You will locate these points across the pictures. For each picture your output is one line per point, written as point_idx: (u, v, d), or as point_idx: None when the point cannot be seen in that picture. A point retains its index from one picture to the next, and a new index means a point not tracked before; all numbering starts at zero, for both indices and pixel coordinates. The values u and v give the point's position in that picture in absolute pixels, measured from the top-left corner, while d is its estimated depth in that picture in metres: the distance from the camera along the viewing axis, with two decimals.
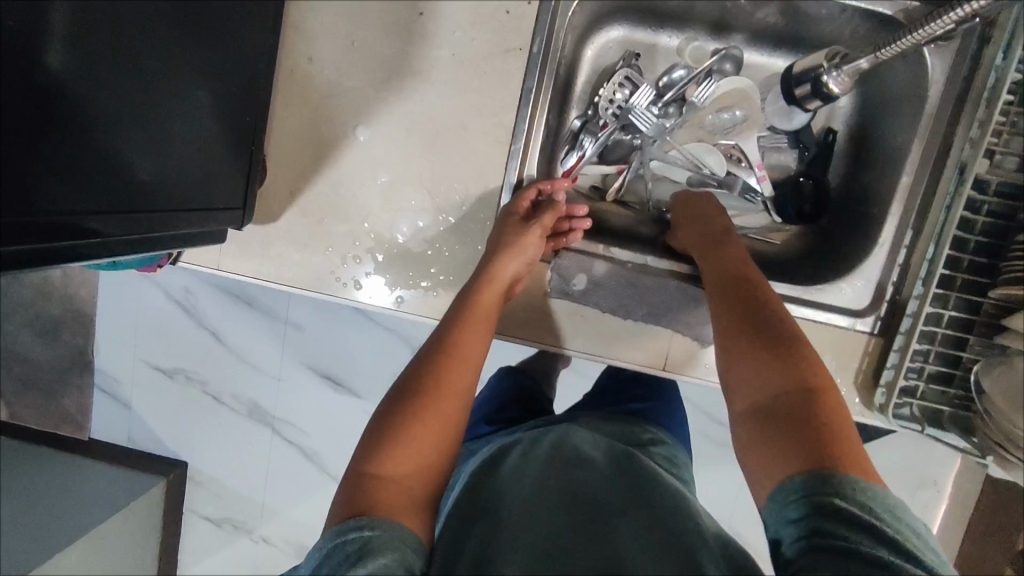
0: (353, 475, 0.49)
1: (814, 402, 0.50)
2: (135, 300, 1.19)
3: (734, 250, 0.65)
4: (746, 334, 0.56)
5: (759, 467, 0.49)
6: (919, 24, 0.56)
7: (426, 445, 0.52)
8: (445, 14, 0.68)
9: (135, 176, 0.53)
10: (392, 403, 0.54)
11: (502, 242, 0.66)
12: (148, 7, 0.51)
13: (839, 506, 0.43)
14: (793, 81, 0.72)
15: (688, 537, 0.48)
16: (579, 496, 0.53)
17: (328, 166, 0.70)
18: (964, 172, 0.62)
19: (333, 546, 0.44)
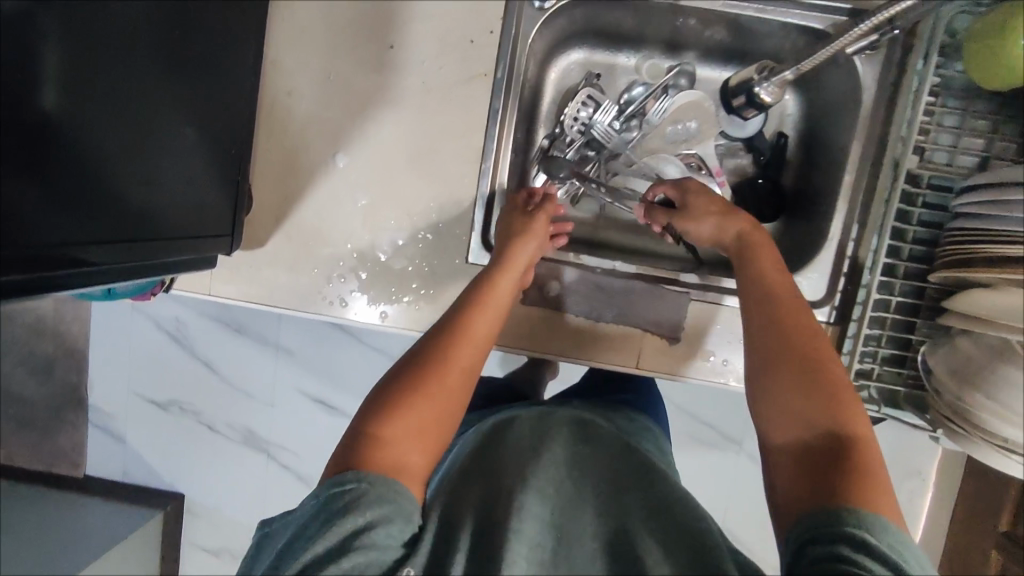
0: (354, 434, 0.52)
1: (850, 453, 0.51)
2: (127, 332, 1.22)
3: (766, 263, 0.64)
4: (792, 367, 0.56)
5: (790, 497, 0.51)
6: (851, 30, 0.62)
7: (431, 424, 0.54)
8: (413, 46, 0.73)
9: (128, 207, 0.58)
10: (401, 372, 0.56)
11: (510, 266, 0.67)
12: (133, 52, 0.56)
13: (853, 535, 0.44)
14: (730, 92, 0.79)
15: (681, 516, 0.50)
16: (585, 462, 0.55)
17: (311, 191, 0.74)
18: (896, 168, 0.67)
19: (330, 493, 0.47)
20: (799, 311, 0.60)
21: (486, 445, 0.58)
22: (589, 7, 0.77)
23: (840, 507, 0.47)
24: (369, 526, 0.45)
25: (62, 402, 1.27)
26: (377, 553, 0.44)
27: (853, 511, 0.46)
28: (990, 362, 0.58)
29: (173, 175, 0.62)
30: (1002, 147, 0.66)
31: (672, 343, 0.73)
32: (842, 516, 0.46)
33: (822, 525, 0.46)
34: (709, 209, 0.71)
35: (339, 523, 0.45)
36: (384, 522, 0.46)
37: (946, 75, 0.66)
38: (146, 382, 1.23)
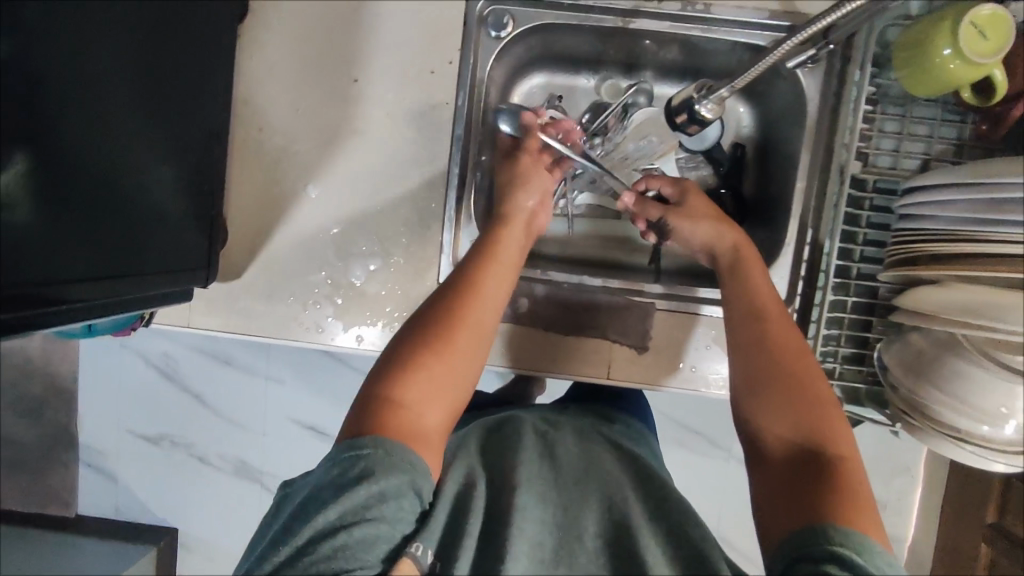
0: (368, 396, 0.55)
1: (836, 465, 0.52)
2: (115, 369, 1.23)
3: (756, 277, 0.66)
4: (783, 387, 0.58)
5: (777, 508, 0.51)
6: (798, 31, 0.58)
7: (440, 392, 0.56)
8: (377, 79, 0.76)
9: (106, 245, 0.60)
10: (412, 338, 0.59)
11: (502, 272, 0.66)
12: (105, 99, 0.58)
13: (839, 553, 0.45)
14: (671, 109, 0.69)
15: (667, 515, 0.54)
16: (593, 466, 0.58)
17: (285, 222, 0.77)
18: (842, 173, 0.70)
19: (346, 457, 0.50)
20: (790, 331, 0.62)
21: (491, 450, 0.59)
22: (544, 34, 0.80)
23: (826, 524, 0.47)
24: (381, 497, 0.47)
25: (52, 441, 1.27)
26: (387, 525, 0.47)
27: (839, 529, 0.46)
28: (944, 356, 0.61)
29: (152, 212, 0.64)
30: (942, 149, 0.69)
31: (641, 352, 0.76)
32: (829, 533, 0.46)
33: (809, 541, 0.47)
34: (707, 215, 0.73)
35: (353, 492, 0.47)
36: (396, 494, 0.48)
37: (883, 84, 0.69)
38: (136, 417, 1.24)
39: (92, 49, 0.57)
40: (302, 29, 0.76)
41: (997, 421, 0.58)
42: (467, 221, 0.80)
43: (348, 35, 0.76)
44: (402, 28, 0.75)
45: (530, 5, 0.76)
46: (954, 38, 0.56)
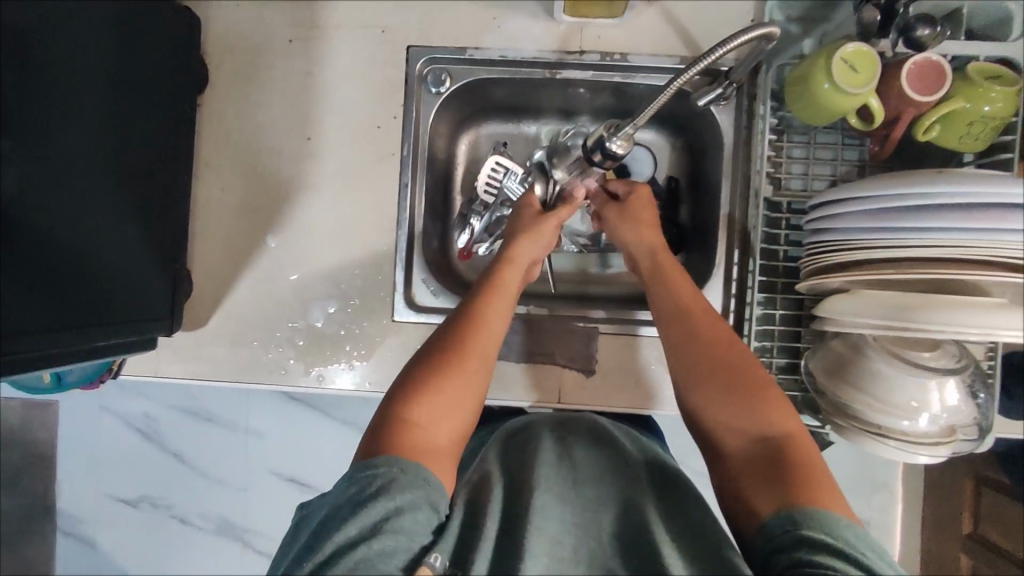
0: (383, 418, 0.58)
1: (785, 448, 0.58)
2: (91, 432, 1.23)
3: (682, 284, 0.73)
4: (741, 379, 0.63)
5: (753, 497, 0.56)
6: (683, 71, 0.59)
7: (452, 413, 0.60)
8: (328, 136, 0.82)
9: (77, 298, 0.64)
10: (421, 363, 0.63)
11: (504, 300, 0.71)
12: (76, 168, 0.64)
13: (808, 536, 0.49)
14: (586, 151, 0.71)
15: (686, 512, 0.55)
16: (613, 466, 0.59)
17: (246, 272, 0.82)
18: (757, 197, 0.76)
19: (361, 476, 0.52)
20: (720, 328, 0.68)
21: (514, 465, 0.59)
22: (482, 89, 0.87)
23: (791, 507, 0.52)
24: (397, 511, 0.49)
25: (27, 511, 1.26)
26: (405, 537, 0.48)
27: (804, 512, 0.52)
28: (861, 360, 0.65)
29: (115, 265, 0.69)
30: (847, 171, 0.76)
31: (588, 376, 0.80)
32: (793, 516, 0.51)
33: (780, 530, 0.51)
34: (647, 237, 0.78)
35: (371, 508, 0.49)
36: (411, 508, 0.50)
37: (785, 116, 0.76)
38: (114, 481, 1.25)
39: (66, 118, 0.62)
40: (260, 95, 0.83)
41: (912, 415, 0.63)
42: (420, 261, 0.84)
43: (302, 98, 0.83)
44: (350, 90, 0.82)
45: (465, 63, 0.83)
46: (829, 74, 0.63)
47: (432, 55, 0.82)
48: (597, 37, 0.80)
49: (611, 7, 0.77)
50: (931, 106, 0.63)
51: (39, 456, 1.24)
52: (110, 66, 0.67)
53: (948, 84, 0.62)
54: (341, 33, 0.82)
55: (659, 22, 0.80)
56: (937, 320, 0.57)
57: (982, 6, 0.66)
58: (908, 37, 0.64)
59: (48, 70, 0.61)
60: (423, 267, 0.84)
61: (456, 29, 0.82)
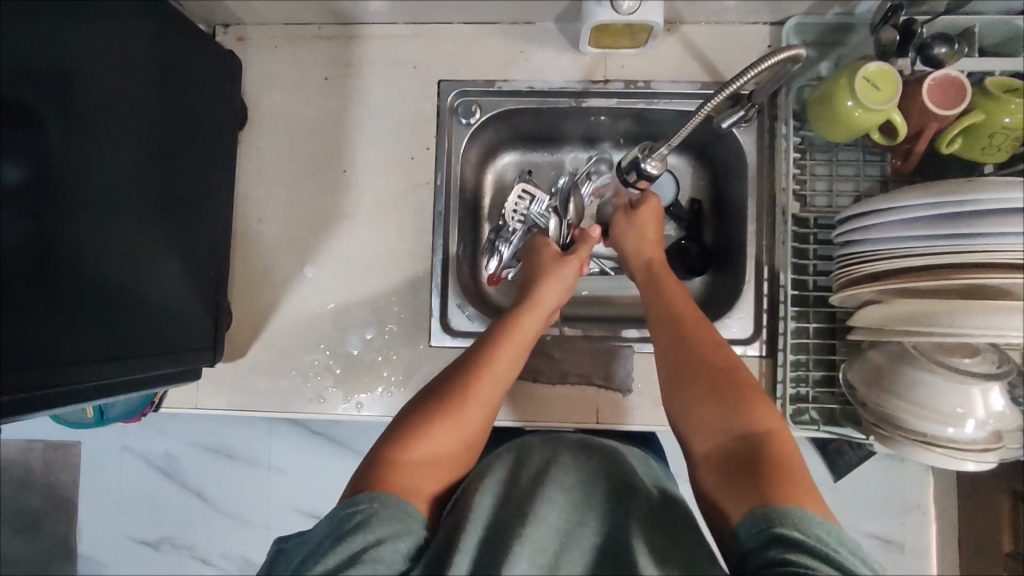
0: (372, 459, 0.58)
1: (763, 444, 0.59)
2: (116, 473, 1.23)
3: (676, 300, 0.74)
4: (728, 394, 0.63)
5: (734, 503, 0.54)
6: (713, 95, 0.61)
7: (439, 455, 0.60)
8: (363, 169, 0.85)
9: (123, 330, 0.66)
10: (416, 410, 0.64)
11: (513, 346, 0.72)
12: (126, 205, 0.67)
13: (785, 535, 0.48)
14: (620, 172, 0.74)
15: (671, 525, 0.53)
16: (596, 477, 0.57)
17: (283, 302, 0.84)
18: (784, 215, 0.78)
19: (342, 511, 0.52)
20: (716, 348, 0.68)
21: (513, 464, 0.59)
22: (509, 119, 0.90)
23: (765, 507, 0.52)
24: (379, 542, 0.49)
25: (50, 555, 1.25)
26: (386, 566, 0.48)
27: (777, 511, 0.51)
28: (903, 368, 0.66)
29: (159, 298, 0.71)
30: (870, 186, 0.78)
31: (625, 396, 0.81)
32: (770, 514, 0.51)
33: (757, 528, 0.50)
34: (656, 255, 0.81)
35: (351, 539, 0.49)
36: (391, 539, 0.50)
37: (807, 135, 0.79)
38: (136, 522, 1.24)
39: (114, 157, 0.65)
40: (294, 130, 0.86)
41: (958, 422, 0.63)
42: (455, 286, 0.85)
43: (336, 132, 0.86)
44: (382, 124, 0.85)
45: (494, 95, 0.86)
46: (852, 93, 0.66)
47: (462, 88, 0.85)
48: (621, 66, 0.84)
49: (633, 36, 0.80)
50: (956, 118, 0.65)
51: (62, 499, 1.23)
52: (158, 109, 0.70)
53: (969, 96, 0.64)
54: (374, 69, 0.86)
55: (680, 51, 0.83)
56: (981, 324, 0.57)
57: (992, 24, 0.69)
58: (927, 55, 0.66)
59: (103, 112, 0.64)
60: (458, 292, 0.85)
61: (483, 63, 0.85)
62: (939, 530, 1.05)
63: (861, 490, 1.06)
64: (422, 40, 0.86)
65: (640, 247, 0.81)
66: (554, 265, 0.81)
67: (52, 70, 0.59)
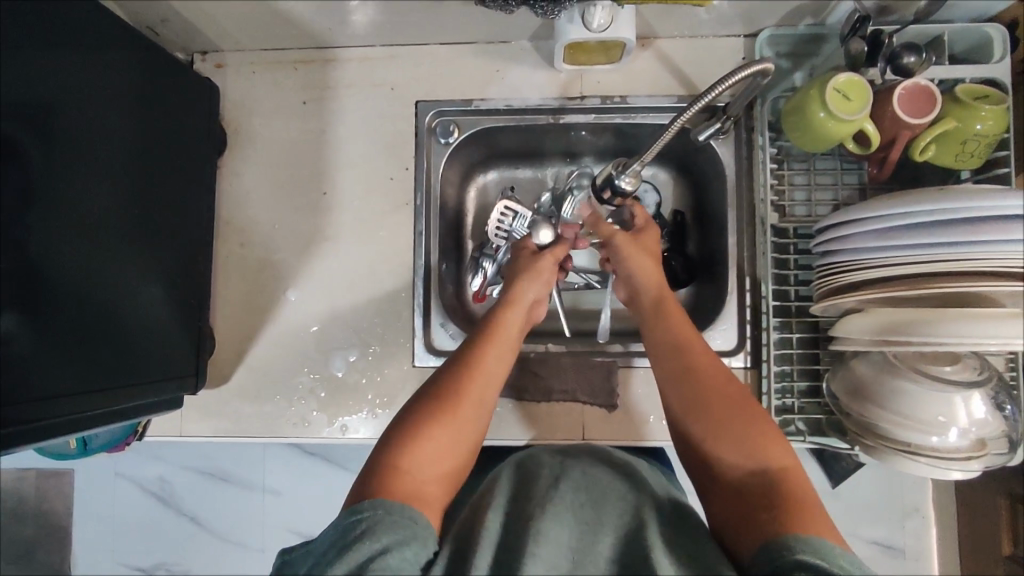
0: (374, 464, 0.57)
1: (778, 479, 0.58)
2: (109, 499, 1.22)
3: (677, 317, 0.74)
4: (736, 414, 0.64)
5: (752, 530, 0.54)
6: (684, 109, 0.61)
7: (441, 463, 0.59)
8: (344, 191, 0.85)
9: (104, 361, 0.65)
10: (413, 409, 0.63)
11: (504, 344, 0.72)
12: (105, 235, 0.67)
13: (804, 561, 0.47)
14: (595, 189, 0.74)
15: (685, 536, 0.52)
16: (605, 493, 0.56)
17: (268, 325, 0.84)
18: (764, 225, 0.78)
19: (346, 522, 0.50)
20: (713, 366, 0.69)
21: (519, 483, 0.58)
22: (489, 137, 0.90)
23: (786, 534, 0.51)
24: (384, 550, 0.47)
25: None
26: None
27: (798, 537, 0.50)
28: (885, 377, 0.65)
29: (142, 326, 0.71)
30: (848, 195, 0.78)
31: (611, 411, 0.80)
32: (789, 541, 0.49)
33: (775, 554, 0.49)
34: (652, 273, 0.79)
35: (357, 549, 0.47)
36: (398, 546, 0.48)
37: (784, 146, 0.79)
38: (130, 549, 1.22)
39: (92, 187, 0.65)
40: (274, 155, 0.86)
41: (941, 431, 0.63)
42: (438, 305, 0.85)
43: (315, 155, 0.86)
44: (362, 146, 0.86)
45: (472, 113, 0.86)
46: (824, 103, 0.66)
47: (439, 107, 0.86)
48: (598, 82, 0.84)
49: (608, 53, 0.80)
50: (925, 128, 0.65)
51: (54, 528, 1.22)
52: (136, 138, 0.70)
53: (939, 108, 0.64)
54: (352, 91, 0.86)
55: (656, 65, 0.83)
56: (957, 333, 0.57)
57: (962, 32, 0.70)
58: (896, 64, 0.67)
59: (79, 144, 0.64)
60: (441, 311, 0.85)
61: (460, 83, 0.86)
62: (936, 535, 1.04)
63: (856, 497, 1.05)
64: (399, 61, 0.86)
65: (634, 264, 0.79)
66: (533, 265, 0.81)
67: (29, 102, 0.59)
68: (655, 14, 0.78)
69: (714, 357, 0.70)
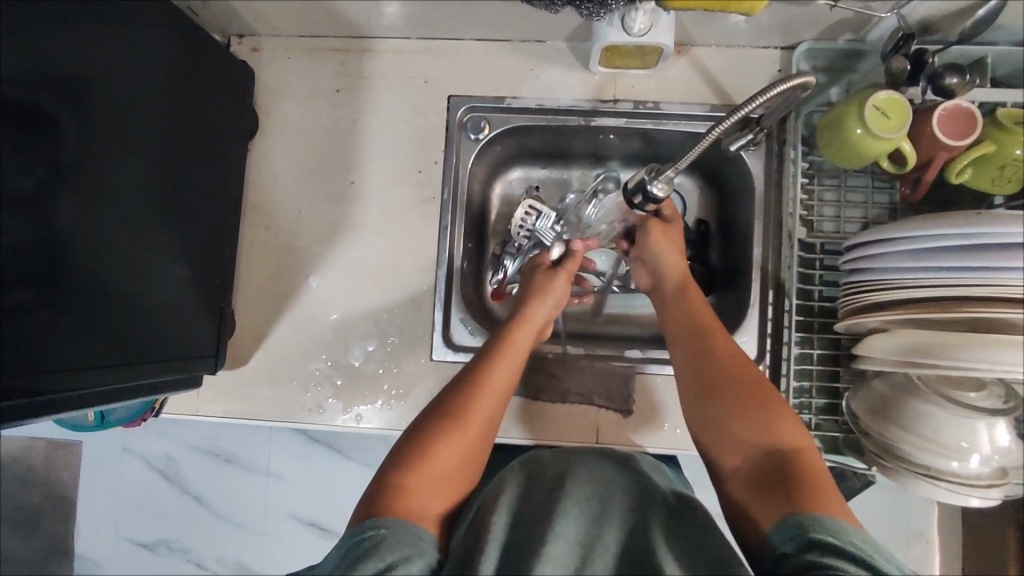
0: (379, 482, 0.58)
1: (791, 460, 0.58)
2: (115, 473, 1.23)
3: (699, 307, 0.74)
4: (753, 400, 0.63)
5: (766, 510, 0.54)
6: (723, 119, 0.61)
7: (447, 481, 0.60)
8: (370, 181, 0.86)
9: (124, 335, 0.66)
10: (419, 429, 0.64)
11: (511, 362, 0.72)
12: (134, 211, 0.67)
13: (818, 539, 0.47)
14: (627, 194, 0.74)
15: (694, 538, 0.52)
16: (614, 483, 0.56)
17: (287, 311, 0.84)
18: (791, 239, 0.77)
19: (354, 540, 0.51)
20: (724, 352, 0.68)
21: (528, 473, 0.59)
22: (518, 136, 0.90)
23: (800, 513, 0.51)
24: (390, 566, 0.48)
25: (47, 555, 1.25)
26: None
27: (812, 517, 0.50)
28: (906, 399, 0.65)
29: (163, 305, 0.71)
30: (878, 213, 0.78)
31: (625, 416, 0.80)
32: (803, 521, 0.50)
33: (790, 534, 0.49)
34: (676, 262, 0.79)
35: (363, 564, 0.47)
36: (404, 562, 0.48)
37: (815, 160, 0.79)
38: (134, 524, 1.23)
39: (123, 162, 0.66)
40: (304, 142, 0.87)
41: (962, 456, 0.62)
42: (457, 301, 0.85)
43: (344, 145, 0.86)
44: (390, 138, 0.86)
45: (503, 111, 0.87)
46: (862, 120, 0.65)
47: (471, 103, 0.86)
48: (631, 86, 0.84)
49: (644, 58, 0.80)
50: (964, 149, 0.65)
51: (61, 499, 1.23)
52: (169, 116, 0.71)
53: (979, 128, 0.64)
54: (385, 83, 0.86)
55: (690, 72, 0.83)
56: (987, 359, 0.56)
57: (1006, 55, 0.70)
58: (937, 85, 0.67)
59: (112, 117, 0.64)
60: (461, 307, 0.85)
61: (493, 80, 0.86)
62: (944, 560, 1.02)
63: (864, 518, 1.04)
64: (433, 55, 0.86)
65: (664, 251, 0.79)
66: (545, 283, 0.81)
67: (66, 75, 0.59)
68: (693, 22, 0.78)
69: (727, 342, 0.70)
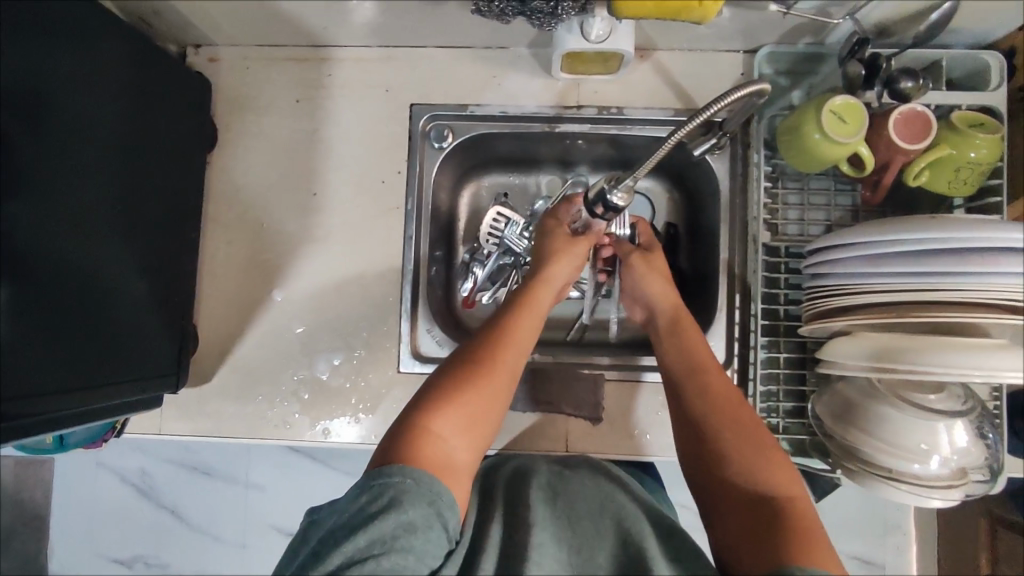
0: (403, 424, 0.57)
1: (787, 506, 0.57)
2: (89, 489, 1.20)
3: (696, 341, 0.73)
4: (759, 440, 0.62)
5: (755, 558, 0.53)
6: (683, 124, 0.60)
7: (471, 428, 0.59)
8: (333, 191, 0.84)
9: (81, 359, 0.64)
10: (447, 375, 0.62)
11: (534, 318, 0.70)
12: (92, 229, 0.65)
13: None
14: (586, 203, 0.73)
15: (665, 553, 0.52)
16: (594, 511, 0.56)
17: (251, 325, 0.83)
18: (756, 244, 0.78)
19: (374, 483, 0.51)
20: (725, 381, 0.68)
21: (508, 498, 0.58)
22: (483, 143, 0.89)
23: (789, 560, 0.50)
24: (409, 527, 0.48)
25: (16, 575, 1.22)
26: (415, 557, 0.47)
27: (803, 566, 0.49)
28: (869, 403, 0.65)
29: (126, 323, 0.70)
30: (841, 216, 0.78)
31: (595, 424, 0.80)
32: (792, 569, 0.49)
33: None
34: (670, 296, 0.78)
35: (383, 521, 0.48)
36: (421, 526, 0.49)
37: (778, 164, 0.79)
38: (109, 541, 1.21)
39: (78, 180, 0.64)
40: (265, 153, 0.85)
41: (924, 459, 0.63)
42: (425, 311, 0.84)
43: (306, 155, 0.85)
44: (353, 147, 0.85)
45: (467, 118, 0.86)
46: (819, 125, 0.65)
47: (434, 111, 0.85)
48: (595, 91, 0.84)
49: (606, 63, 0.80)
50: (919, 154, 0.65)
51: (32, 517, 1.21)
52: (125, 129, 0.69)
53: (933, 133, 0.65)
54: (347, 92, 0.85)
55: (653, 76, 0.83)
56: (942, 364, 0.56)
57: (959, 59, 0.70)
58: (893, 89, 0.67)
59: (67, 134, 0.62)
60: (428, 318, 0.84)
61: (457, 87, 0.85)
62: (920, 553, 1.03)
63: (843, 514, 1.04)
64: (394, 63, 0.85)
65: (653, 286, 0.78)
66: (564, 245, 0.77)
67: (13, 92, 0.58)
68: (654, 27, 0.77)
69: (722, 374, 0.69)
